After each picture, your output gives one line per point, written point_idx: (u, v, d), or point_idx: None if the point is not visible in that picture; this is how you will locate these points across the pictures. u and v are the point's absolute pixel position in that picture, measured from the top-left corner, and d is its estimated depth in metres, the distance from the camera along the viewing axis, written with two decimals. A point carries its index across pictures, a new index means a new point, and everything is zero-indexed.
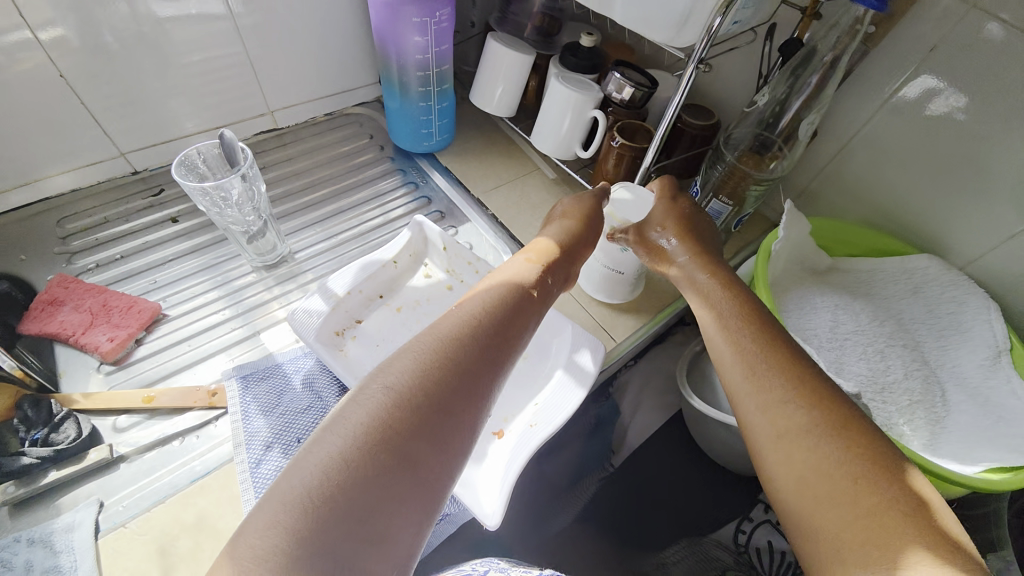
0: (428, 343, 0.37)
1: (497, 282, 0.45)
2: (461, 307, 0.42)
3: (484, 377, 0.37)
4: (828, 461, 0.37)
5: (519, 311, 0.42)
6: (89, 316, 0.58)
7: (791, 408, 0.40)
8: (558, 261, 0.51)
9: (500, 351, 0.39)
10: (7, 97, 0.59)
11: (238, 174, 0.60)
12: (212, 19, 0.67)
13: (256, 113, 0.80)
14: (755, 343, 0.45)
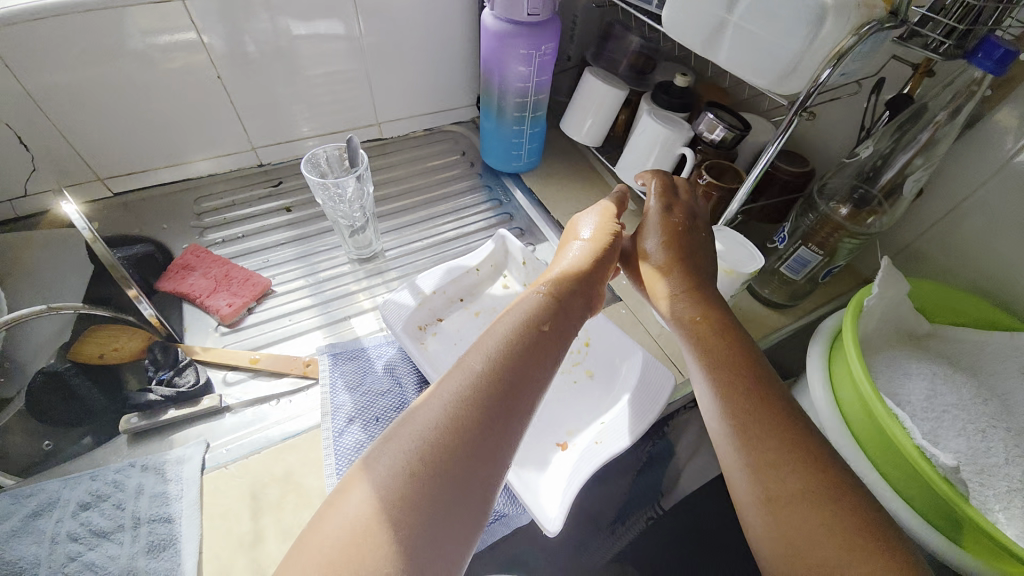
0: (452, 390, 0.37)
1: (506, 313, 0.44)
2: (481, 345, 0.41)
3: (507, 408, 0.37)
4: (833, 534, 0.35)
5: (537, 341, 0.42)
6: (215, 282, 0.66)
7: (783, 474, 0.38)
8: (584, 294, 0.48)
9: (525, 384, 0.39)
10: (168, 86, 0.69)
11: (354, 175, 0.67)
12: (339, 40, 0.76)
13: (366, 123, 0.89)
14: (753, 398, 0.42)
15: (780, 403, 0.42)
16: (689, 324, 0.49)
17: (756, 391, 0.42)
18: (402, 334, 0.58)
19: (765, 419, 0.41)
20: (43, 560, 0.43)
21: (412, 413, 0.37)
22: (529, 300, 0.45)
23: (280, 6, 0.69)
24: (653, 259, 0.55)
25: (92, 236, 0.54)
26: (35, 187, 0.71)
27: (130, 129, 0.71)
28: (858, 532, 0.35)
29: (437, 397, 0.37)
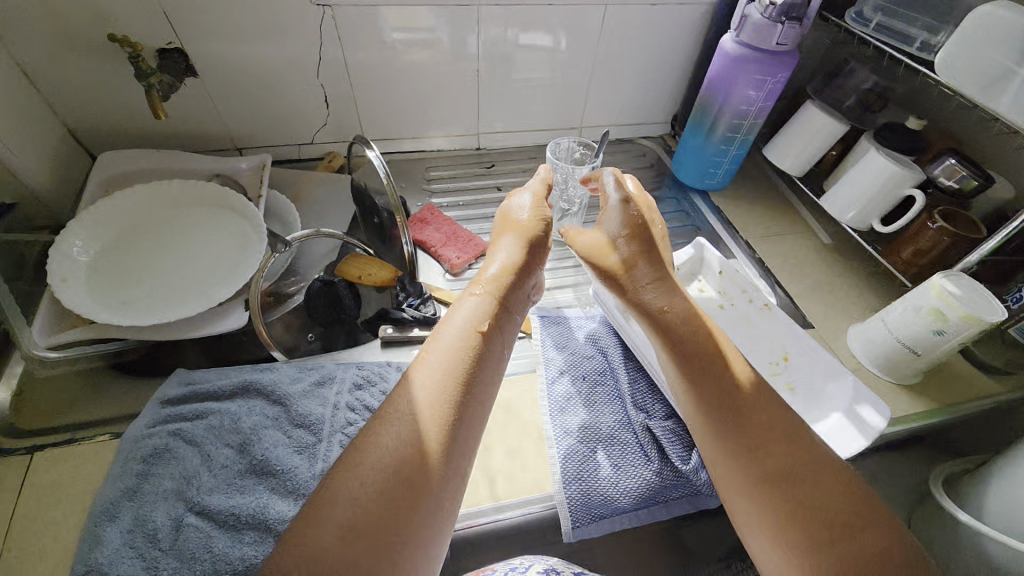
0: (428, 386, 0.41)
1: (456, 321, 0.45)
2: (434, 339, 0.44)
3: (467, 382, 0.42)
4: (808, 507, 0.38)
5: (480, 355, 0.44)
6: (445, 237, 0.78)
7: (754, 440, 0.42)
8: (511, 309, 0.50)
9: (483, 371, 0.43)
10: (429, 74, 0.82)
11: (586, 167, 0.73)
12: (541, 52, 0.84)
13: (571, 126, 0.98)
14: (722, 399, 0.45)
15: (738, 394, 0.45)
16: (662, 324, 0.51)
17: (739, 389, 0.45)
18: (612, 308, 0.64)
19: (736, 414, 0.44)
20: (332, 418, 0.55)
21: (387, 406, 0.40)
22: (469, 305, 0.48)
23: (510, 19, 0.78)
24: (636, 271, 0.56)
25: (388, 179, 0.66)
26: (318, 137, 0.86)
27: (391, 105, 0.85)
28: (845, 510, 0.38)
29: (415, 389, 0.41)
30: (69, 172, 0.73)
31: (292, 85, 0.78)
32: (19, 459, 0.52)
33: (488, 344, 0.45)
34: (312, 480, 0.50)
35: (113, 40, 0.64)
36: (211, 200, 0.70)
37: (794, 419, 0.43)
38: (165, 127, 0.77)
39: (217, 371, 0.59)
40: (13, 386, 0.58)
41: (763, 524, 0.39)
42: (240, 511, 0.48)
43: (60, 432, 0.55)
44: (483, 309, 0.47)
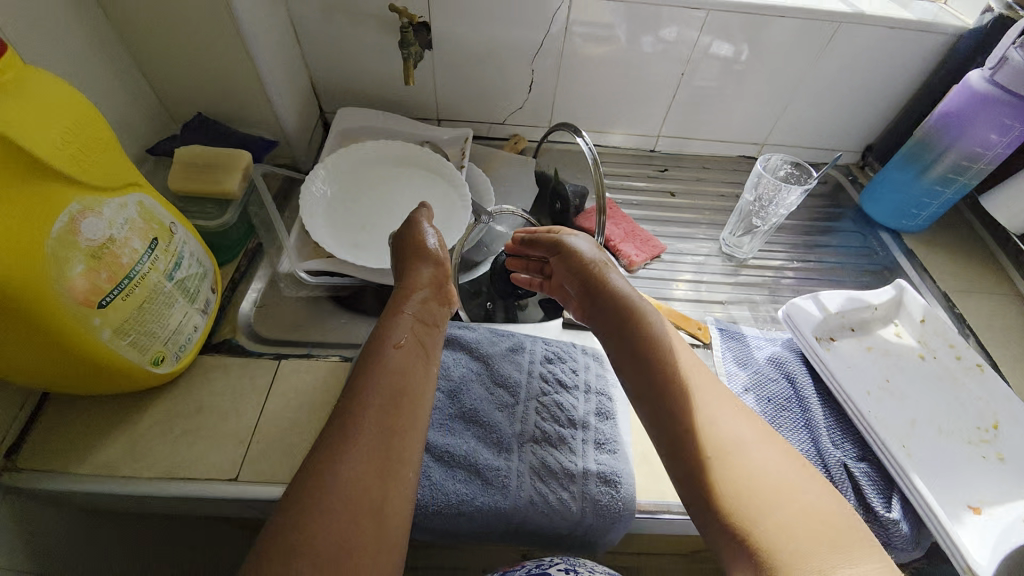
0: (374, 411, 0.41)
1: (371, 343, 0.46)
2: (366, 373, 0.44)
3: (405, 394, 0.44)
4: (761, 477, 0.40)
5: (401, 370, 0.45)
6: (622, 233, 0.79)
7: (732, 431, 0.44)
8: (407, 311, 0.50)
9: (412, 383, 0.45)
10: (633, 72, 0.83)
11: (795, 189, 0.71)
12: (744, 62, 0.82)
13: (753, 141, 0.96)
14: (659, 377, 0.47)
15: (665, 368, 0.47)
16: (633, 329, 0.50)
17: (665, 359, 0.48)
18: (806, 336, 0.65)
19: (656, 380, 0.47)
20: (527, 383, 0.58)
21: (335, 440, 0.39)
22: (393, 323, 0.48)
23: (733, 28, 0.77)
24: (585, 258, 0.57)
25: (596, 162, 0.69)
26: (511, 118, 0.90)
27: (586, 97, 0.87)
28: (774, 479, 0.40)
29: (359, 422, 0.41)
30: (308, 121, 0.81)
31: (508, 67, 0.82)
32: (268, 362, 0.57)
33: (416, 360, 0.46)
34: (514, 437, 0.54)
35: (393, 10, 0.71)
36: (421, 163, 0.76)
37: (717, 398, 0.46)
38: (388, 92, 0.84)
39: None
40: (257, 300, 0.64)
41: (692, 481, 0.42)
42: (455, 451, 0.52)
43: (300, 348, 0.61)
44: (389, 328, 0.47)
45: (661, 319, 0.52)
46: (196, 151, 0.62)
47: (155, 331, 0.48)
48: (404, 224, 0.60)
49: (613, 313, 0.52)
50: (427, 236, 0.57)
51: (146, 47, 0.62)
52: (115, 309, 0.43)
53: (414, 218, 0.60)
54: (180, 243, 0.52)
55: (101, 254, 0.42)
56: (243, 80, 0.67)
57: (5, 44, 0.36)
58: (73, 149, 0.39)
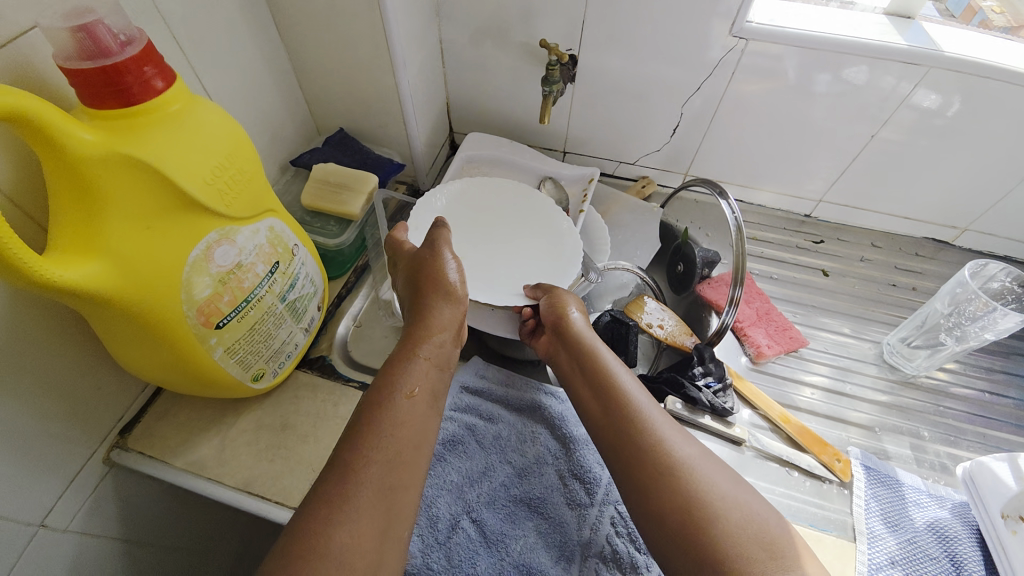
0: (382, 465, 0.40)
1: (379, 392, 0.44)
2: (377, 421, 0.42)
3: (414, 447, 0.42)
4: (705, 492, 0.40)
5: (411, 420, 0.43)
6: (750, 315, 0.69)
7: (671, 446, 0.43)
8: (421, 355, 0.48)
9: (421, 431, 0.44)
10: (804, 127, 0.71)
11: (1017, 315, 0.56)
12: (969, 130, 0.64)
13: (950, 224, 0.76)
14: (618, 424, 0.45)
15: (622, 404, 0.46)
16: (593, 384, 0.49)
17: (620, 398, 0.47)
18: (991, 515, 0.50)
19: (620, 418, 0.45)
20: (608, 484, 0.50)
21: (340, 492, 0.38)
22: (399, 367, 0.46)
23: (959, 87, 0.61)
24: (562, 297, 0.56)
25: (739, 231, 0.58)
26: (643, 160, 0.82)
27: (739, 147, 0.76)
28: (715, 492, 0.40)
29: (366, 475, 0.39)
30: (436, 142, 0.82)
31: (652, 109, 0.74)
32: (354, 392, 0.57)
33: (425, 412, 0.45)
34: (580, 547, 0.47)
35: (543, 45, 0.68)
36: (531, 205, 0.69)
37: (668, 424, 0.45)
38: (518, 120, 0.81)
39: (500, 373, 0.58)
40: (354, 321, 0.65)
41: (638, 500, 0.42)
42: (508, 544, 0.46)
43: None
44: (396, 373, 0.46)
45: (613, 360, 0.51)
46: (328, 169, 0.64)
47: (262, 350, 0.50)
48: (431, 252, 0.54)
49: (572, 354, 0.53)
50: (448, 269, 0.53)
51: (310, 65, 0.66)
52: (230, 330, 0.45)
53: (439, 243, 0.55)
54: (299, 264, 0.53)
55: (227, 279, 0.44)
56: (385, 103, 0.68)
57: (169, 76, 0.38)
58: (219, 180, 0.41)
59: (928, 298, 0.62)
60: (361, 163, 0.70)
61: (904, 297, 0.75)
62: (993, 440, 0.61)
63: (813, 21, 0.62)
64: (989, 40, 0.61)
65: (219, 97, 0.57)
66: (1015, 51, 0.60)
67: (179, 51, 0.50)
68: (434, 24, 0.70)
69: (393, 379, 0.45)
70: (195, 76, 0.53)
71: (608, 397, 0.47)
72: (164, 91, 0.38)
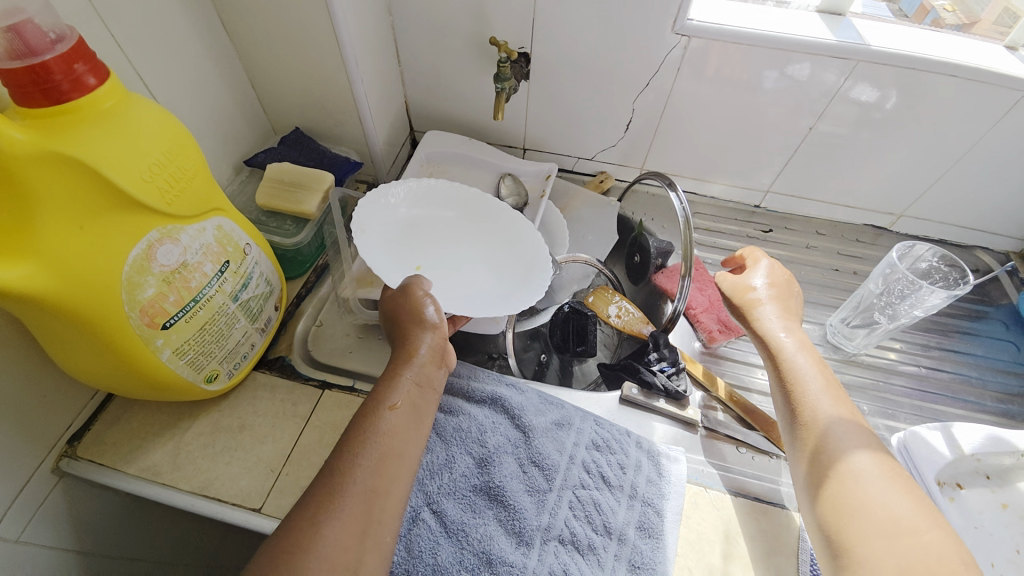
0: (365, 470, 0.40)
1: (364, 412, 0.44)
2: (354, 436, 0.42)
3: (398, 455, 0.42)
4: (864, 486, 0.40)
5: (392, 437, 0.42)
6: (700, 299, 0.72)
7: (843, 440, 0.43)
8: (404, 373, 0.47)
9: (402, 445, 0.43)
10: (751, 120, 0.74)
11: (942, 292, 0.58)
12: (901, 120, 0.69)
13: (888, 211, 0.81)
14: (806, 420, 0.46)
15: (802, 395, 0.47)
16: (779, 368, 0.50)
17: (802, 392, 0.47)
18: (928, 481, 0.52)
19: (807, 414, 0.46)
20: (566, 469, 0.51)
21: (323, 495, 0.38)
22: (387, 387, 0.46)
23: (891, 80, 0.64)
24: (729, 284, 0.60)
25: (687, 222, 0.60)
26: (600, 156, 0.84)
27: (691, 142, 0.79)
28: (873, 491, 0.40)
29: (348, 483, 0.39)
30: (395, 140, 0.82)
31: (605, 105, 0.76)
32: (313, 390, 0.57)
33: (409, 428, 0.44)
34: (539, 532, 0.47)
35: (494, 43, 0.69)
36: (480, 209, 0.69)
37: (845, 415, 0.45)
38: (478, 117, 0.82)
39: (468, 370, 0.58)
40: (314, 321, 0.65)
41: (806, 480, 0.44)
42: (468, 533, 0.47)
43: (345, 377, 0.59)
44: (383, 393, 0.45)
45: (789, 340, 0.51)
46: (283, 169, 0.64)
47: (215, 351, 0.50)
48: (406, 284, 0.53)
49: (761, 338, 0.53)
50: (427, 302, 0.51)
51: (260, 64, 0.65)
52: (178, 331, 0.45)
53: (412, 284, 0.55)
54: (252, 264, 0.53)
55: (173, 278, 0.43)
56: (340, 101, 0.68)
57: (103, 73, 0.37)
58: (158, 179, 0.41)
59: (863, 280, 0.65)
60: (317, 162, 0.69)
61: (847, 280, 0.79)
62: (928, 411, 0.65)
63: (753, 19, 0.65)
64: (915, 35, 0.65)
65: (165, 97, 0.56)
66: (940, 44, 0.64)
67: (118, 49, 0.49)
68: (387, 22, 0.70)
69: (380, 398, 0.45)
70: (137, 74, 0.52)
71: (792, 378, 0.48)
72: (96, 88, 0.37)
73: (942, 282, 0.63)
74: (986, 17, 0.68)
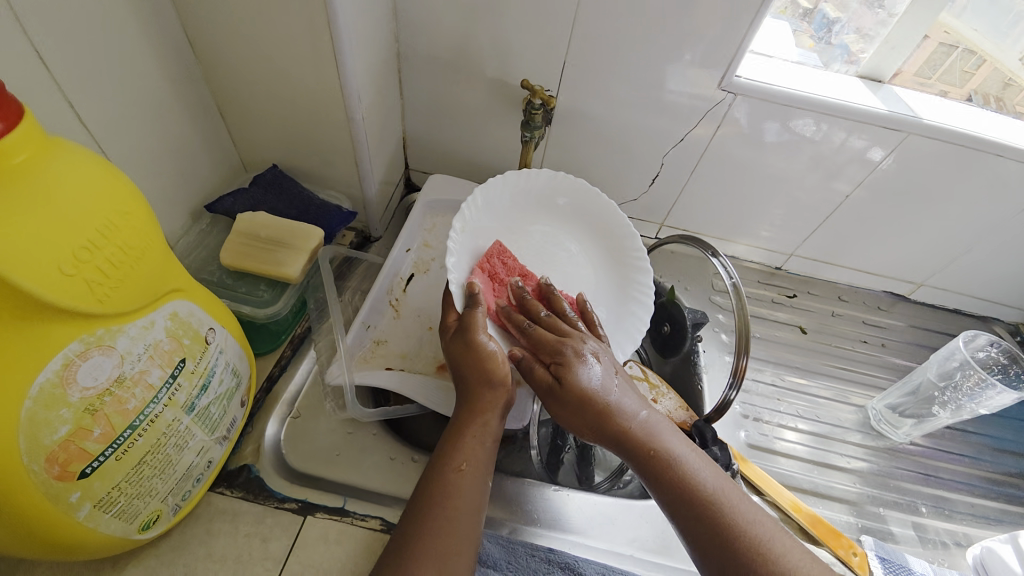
0: (427, 557, 0.38)
1: (432, 477, 0.42)
2: (424, 511, 0.40)
3: (466, 529, 0.40)
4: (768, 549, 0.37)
5: (456, 507, 0.40)
6: (505, 315, 0.51)
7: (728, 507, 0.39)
8: (467, 434, 0.44)
9: (470, 511, 0.41)
10: (783, 183, 0.69)
11: (1011, 391, 0.55)
12: (934, 194, 0.66)
13: (909, 279, 0.78)
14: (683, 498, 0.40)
15: (697, 492, 0.40)
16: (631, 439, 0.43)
17: (696, 491, 0.40)
18: None
19: (709, 518, 0.39)
20: None
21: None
22: (450, 445, 0.44)
23: (931, 154, 0.61)
24: (569, 383, 0.46)
25: (740, 295, 0.54)
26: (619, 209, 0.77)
27: (718, 201, 0.73)
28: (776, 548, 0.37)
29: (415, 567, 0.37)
30: (391, 182, 0.70)
31: (631, 157, 0.69)
32: (291, 517, 0.43)
33: (473, 492, 0.42)
34: None
35: (526, 87, 0.58)
36: (618, 262, 0.61)
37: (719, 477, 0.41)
38: (487, 162, 0.73)
39: (502, 548, 0.44)
40: (290, 411, 0.51)
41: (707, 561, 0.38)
42: None
43: (334, 494, 0.46)
44: (448, 454, 0.43)
45: (638, 408, 0.45)
46: (257, 221, 0.51)
47: (157, 485, 0.36)
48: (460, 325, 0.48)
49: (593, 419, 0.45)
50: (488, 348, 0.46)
51: (232, 91, 0.53)
52: (104, 474, 0.31)
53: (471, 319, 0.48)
54: (215, 356, 0.40)
55: (99, 405, 0.30)
56: (331, 139, 0.56)
57: (19, 112, 0.24)
58: (89, 269, 0.28)
59: (922, 364, 0.61)
60: (301, 211, 0.57)
61: (875, 353, 0.75)
62: (982, 509, 0.60)
63: (797, 79, 0.61)
64: (957, 108, 0.62)
65: (102, 129, 0.42)
66: (981, 116, 0.61)
67: (39, 67, 0.36)
68: (391, 50, 0.59)
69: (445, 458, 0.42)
70: (65, 101, 0.38)
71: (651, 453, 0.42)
72: (2, 135, 0.24)
73: (1002, 377, 0.58)
74: (908, 68, 0.63)
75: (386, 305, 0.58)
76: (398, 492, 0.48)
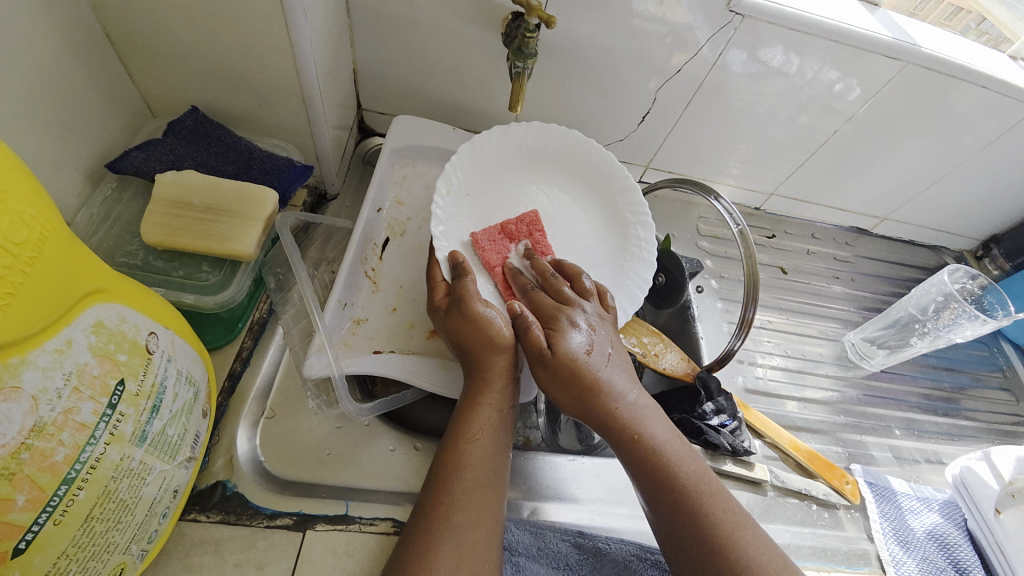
0: (452, 542, 0.33)
1: (442, 454, 0.37)
2: (442, 495, 0.35)
3: (492, 504, 0.36)
4: (703, 489, 0.37)
5: (475, 484, 0.36)
6: (512, 275, 0.47)
7: (665, 451, 0.39)
8: (483, 402, 0.39)
9: (492, 482, 0.37)
10: (775, 121, 0.66)
11: (983, 321, 0.61)
12: (916, 130, 0.65)
13: (877, 214, 0.80)
14: (630, 444, 0.39)
15: (676, 488, 0.37)
16: (582, 392, 0.41)
17: (640, 438, 0.39)
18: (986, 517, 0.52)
19: (659, 464, 0.38)
20: None
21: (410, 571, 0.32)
22: (460, 415, 0.39)
23: (923, 87, 0.60)
24: (562, 351, 0.41)
25: (746, 241, 0.51)
26: None
27: (707, 141, 0.69)
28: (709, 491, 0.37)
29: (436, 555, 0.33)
30: (345, 126, 0.59)
31: (622, 92, 0.62)
32: (288, 534, 0.38)
33: (490, 463, 0.37)
34: None
35: (535, 6, 0.45)
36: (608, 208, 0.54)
37: (661, 428, 0.41)
38: (459, 100, 0.62)
39: (532, 535, 0.42)
40: (262, 411, 0.44)
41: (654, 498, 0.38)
42: None
43: (334, 500, 0.41)
44: (458, 426, 0.38)
45: (627, 390, 0.42)
46: (185, 182, 0.40)
47: (114, 538, 0.29)
48: (456, 283, 0.43)
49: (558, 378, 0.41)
50: (491, 318, 0.41)
51: (123, 7, 0.38)
52: (42, 544, 0.24)
53: (462, 274, 0.43)
54: (162, 366, 0.32)
55: (12, 467, 0.22)
56: (271, 74, 0.44)
57: None
58: None
59: (905, 298, 0.66)
60: (240, 168, 0.45)
61: (845, 288, 0.78)
62: (945, 426, 0.67)
63: (804, 1, 0.55)
64: (952, 41, 0.60)
65: None
66: (967, 47, 0.60)
67: None
68: None
69: (455, 429, 0.38)
70: None
71: (598, 401, 0.40)
72: None
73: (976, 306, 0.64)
74: None
75: (362, 277, 0.50)
76: (406, 486, 0.43)
